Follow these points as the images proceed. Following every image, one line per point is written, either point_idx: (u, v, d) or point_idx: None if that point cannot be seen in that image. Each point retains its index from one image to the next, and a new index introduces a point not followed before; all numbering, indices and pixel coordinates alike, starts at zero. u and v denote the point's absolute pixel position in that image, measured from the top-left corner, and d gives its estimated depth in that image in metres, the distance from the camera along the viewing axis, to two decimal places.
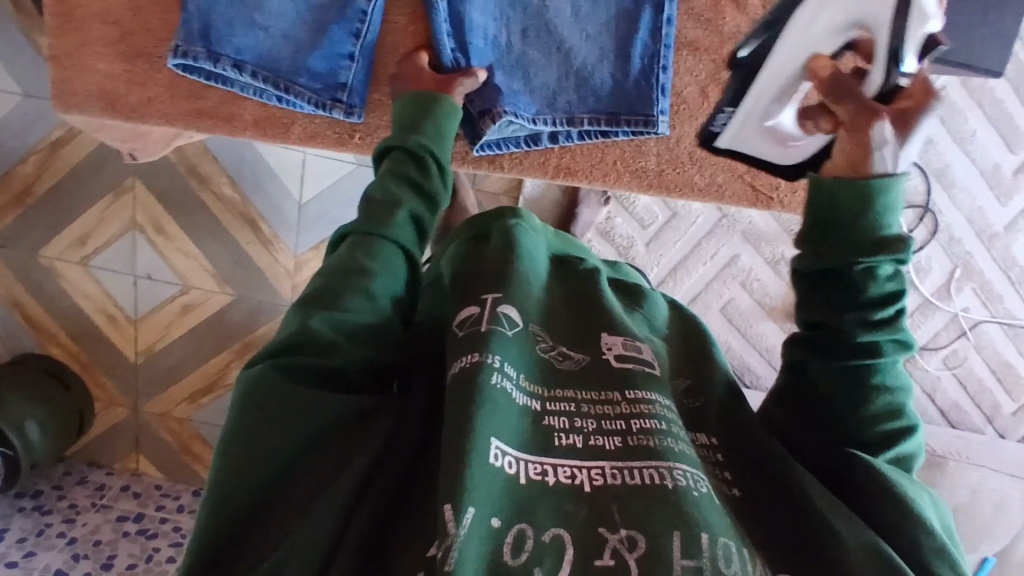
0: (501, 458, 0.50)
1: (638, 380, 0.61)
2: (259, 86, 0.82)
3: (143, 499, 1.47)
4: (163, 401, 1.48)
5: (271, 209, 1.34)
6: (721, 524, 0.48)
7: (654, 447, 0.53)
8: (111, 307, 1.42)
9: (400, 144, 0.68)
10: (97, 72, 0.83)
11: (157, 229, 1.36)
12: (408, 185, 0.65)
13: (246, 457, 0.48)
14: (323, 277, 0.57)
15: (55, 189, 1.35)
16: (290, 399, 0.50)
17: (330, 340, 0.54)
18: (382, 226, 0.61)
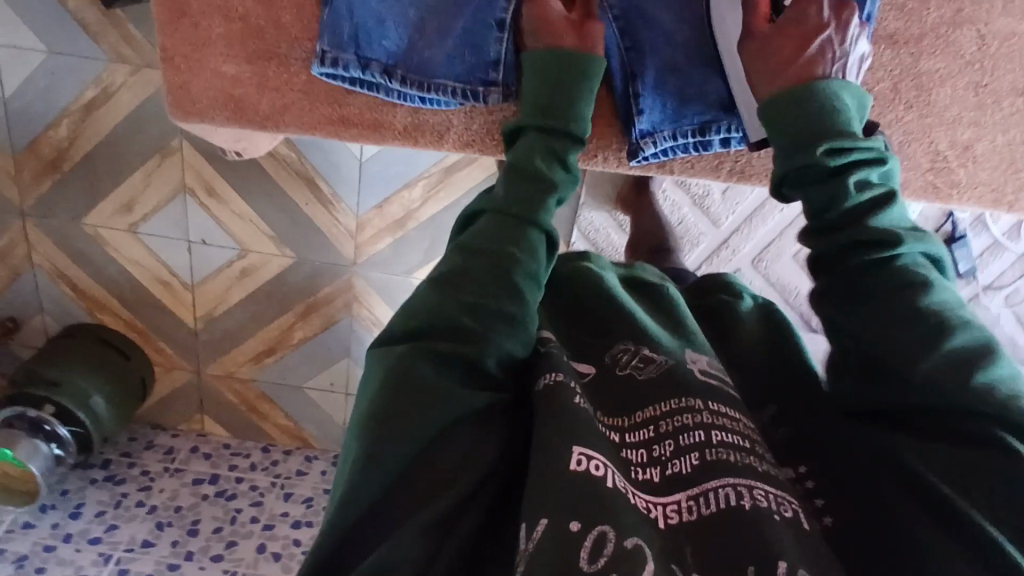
0: (572, 458, 0.41)
1: (721, 393, 0.49)
2: (412, 91, 0.75)
3: (215, 460, 1.49)
4: (227, 362, 1.46)
5: (329, 168, 1.27)
6: (804, 559, 0.38)
7: (732, 463, 0.43)
8: (166, 274, 1.38)
9: (544, 123, 0.58)
10: (222, 75, 0.78)
11: (208, 192, 1.30)
12: (556, 159, 0.54)
13: (370, 449, 0.41)
14: (466, 255, 0.47)
15: (91, 153, 1.27)
16: (426, 393, 0.42)
17: (472, 333, 0.44)
18: (524, 206, 0.50)
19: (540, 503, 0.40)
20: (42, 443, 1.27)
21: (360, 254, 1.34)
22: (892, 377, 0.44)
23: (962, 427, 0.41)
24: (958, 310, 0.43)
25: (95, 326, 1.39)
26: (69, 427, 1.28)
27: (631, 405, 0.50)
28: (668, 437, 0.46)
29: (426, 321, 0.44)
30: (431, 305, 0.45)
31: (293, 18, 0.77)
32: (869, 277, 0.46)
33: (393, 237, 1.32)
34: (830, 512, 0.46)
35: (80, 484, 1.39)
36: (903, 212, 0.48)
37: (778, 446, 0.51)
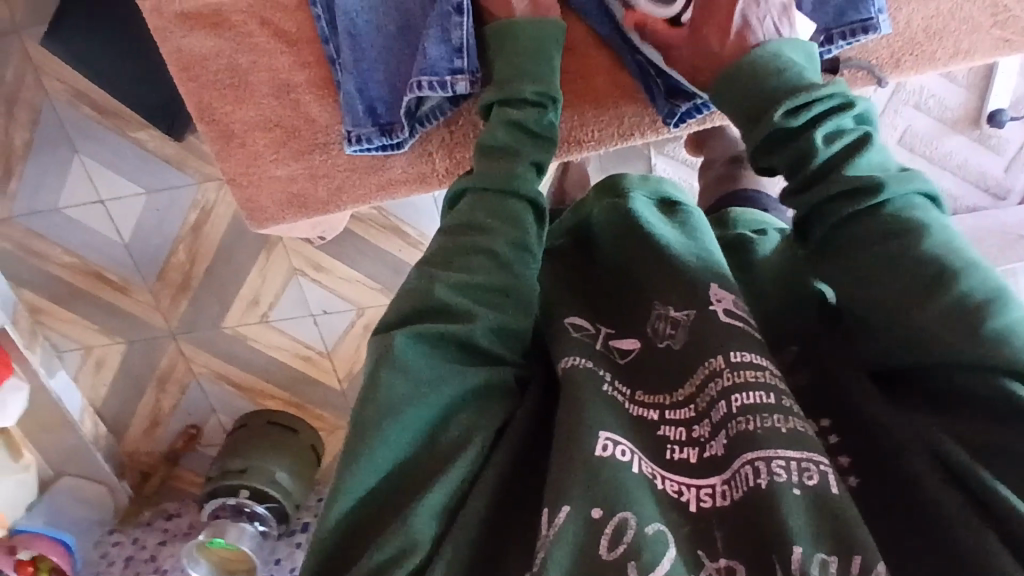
0: (596, 444, 0.47)
1: (745, 340, 0.52)
2: (428, 115, 0.80)
3: None
4: None
5: (410, 210, 1.33)
6: (808, 527, 0.43)
7: (754, 432, 0.47)
8: (304, 349, 1.51)
9: (505, 96, 0.65)
10: (279, 178, 0.87)
11: (315, 268, 1.41)
12: (522, 133, 0.62)
13: (366, 431, 0.46)
14: (448, 237, 0.56)
15: (209, 266, 1.42)
16: (415, 377, 0.48)
17: (466, 309, 0.51)
18: (504, 182, 0.57)
19: (566, 492, 0.46)
20: (247, 524, 1.43)
21: None
22: (900, 326, 0.47)
23: (969, 387, 0.44)
24: (962, 252, 0.47)
25: (262, 410, 1.54)
26: (266, 505, 1.44)
27: (662, 386, 0.55)
28: (703, 416, 0.51)
29: (424, 301, 0.51)
30: (424, 290, 0.52)
31: (320, 110, 0.84)
32: (855, 233, 0.50)
33: None
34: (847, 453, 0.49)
35: (289, 550, 1.55)
36: (881, 159, 0.52)
37: (804, 396, 0.53)
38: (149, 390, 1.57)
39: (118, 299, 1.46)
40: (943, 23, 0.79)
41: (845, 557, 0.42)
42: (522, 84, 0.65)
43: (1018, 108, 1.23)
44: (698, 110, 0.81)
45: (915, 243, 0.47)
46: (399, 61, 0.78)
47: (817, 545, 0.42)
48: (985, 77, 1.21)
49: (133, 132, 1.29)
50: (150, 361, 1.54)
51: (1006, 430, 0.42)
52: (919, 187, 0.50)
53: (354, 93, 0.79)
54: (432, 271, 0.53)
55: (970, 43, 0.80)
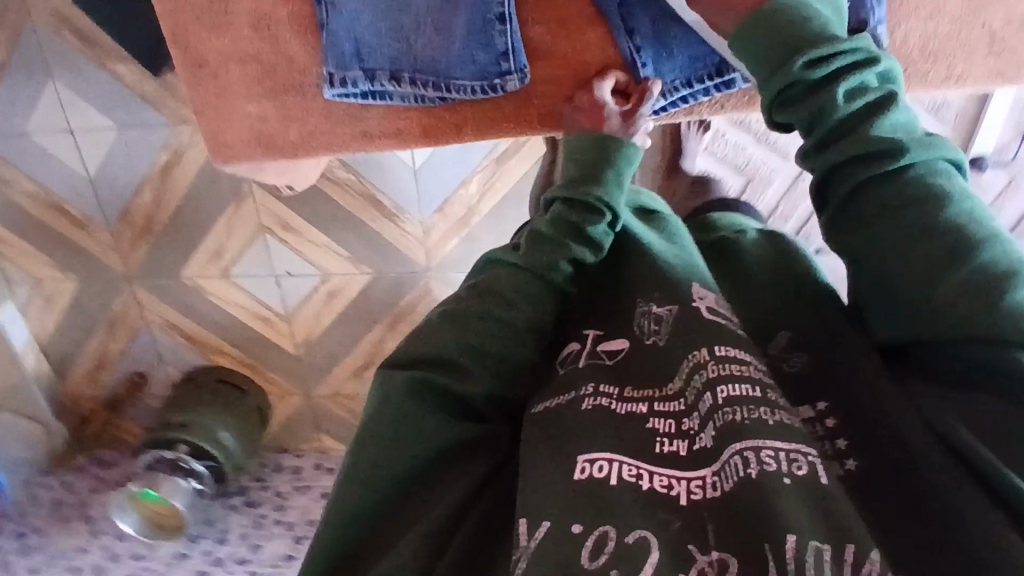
0: (577, 467, 0.48)
1: (729, 339, 0.53)
2: (424, 92, 0.80)
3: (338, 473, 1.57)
4: (333, 382, 1.54)
5: (388, 180, 1.30)
6: (806, 518, 0.42)
7: (741, 422, 0.47)
8: (263, 310, 1.47)
9: (569, 194, 0.62)
10: (249, 114, 0.83)
11: (285, 227, 1.37)
12: (574, 236, 0.60)
13: (360, 462, 0.51)
14: (468, 300, 0.58)
15: (176, 211, 1.38)
16: (410, 416, 0.53)
17: (466, 366, 0.55)
18: (537, 273, 0.59)
19: (543, 508, 0.46)
20: (182, 480, 1.40)
21: (432, 258, 1.38)
22: (918, 300, 0.50)
23: (977, 358, 0.47)
24: (985, 224, 0.50)
25: (215, 367, 1.51)
26: (204, 462, 1.40)
27: (648, 377, 0.55)
28: (692, 411, 0.51)
29: (427, 349, 0.56)
30: (426, 341, 0.56)
31: (298, 48, 0.80)
32: (882, 201, 0.52)
33: (459, 236, 1.35)
34: (852, 456, 0.50)
35: (223, 512, 1.52)
36: (903, 116, 0.54)
37: (807, 384, 0.55)
38: (99, 332, 1.52)
39: (77, 235, 1.41)
40: (938, 43, 0.79)
41: (839, 544, 0.41)
42: (589, 186, 0.62)
43: (1001, 155, 1.24)
44: (677, 102, 0.81)
45: (935, 215, 0.50)
46: (403, 16, 0.77)
47: (810, 533, 0.41)
48: (971, 121, 1.22)
49: (113, 63, 1.24)
50: (103, 303, 1.49)
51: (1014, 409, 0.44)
52: (946, 154, 0.53)
53: (342, 31, 0.77)
54: (444, 325, 0.56)
55: (963, 68, 0.81)
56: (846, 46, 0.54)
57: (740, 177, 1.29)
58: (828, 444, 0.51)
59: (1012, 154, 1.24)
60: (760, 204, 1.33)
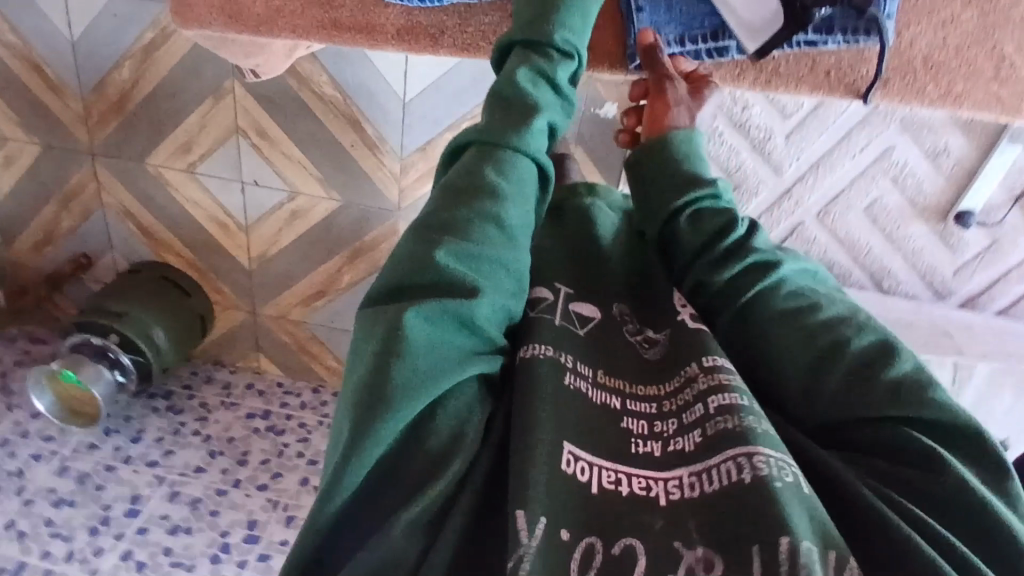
0: (568, 464, 0.45)
1: (715, 348, 0.52)
2: None
3: (268, 397, 1.54)
4: (281, 305, 1.50)
5: (374, 108, 1.26)
6: (806, 521, 0.40)
7: (733, 429, 0.45)
8: (223, 215, 1.42)
9: (527, 37, 0.59)
10: None
11: (261, 135, 1.32)
12: (540, 78, 0.57)
13: (351, 422, 0.44)
14: (442, 198, 0.52)
15: (152, 94, 1.32)
16: (413, 358, 0.45)
17: (469, 285, 0.48)
18: (500, 137, 0.54)
19: (533, 499, 0.42)
20: (106, 370, 1.34)
21: (404, 198, 1.34)
22: (813, 378, 0.52)
23: (938, 433, 0.48)
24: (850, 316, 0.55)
25: (162, 265, 1.47)
26: (131, 356, 1.35)
27: (623, 374, 0.54)
28: (671, 415, 0.50)
29: (411, 268, 0.48)
30: (414, 262, 0.49)
31: None
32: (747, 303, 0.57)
33: None
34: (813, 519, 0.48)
35: (142, 412, 1.48)
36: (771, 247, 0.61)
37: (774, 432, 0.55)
38: (51, 204, 1.46)
39: (45, 98, 1.35)
40: None
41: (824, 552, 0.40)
42: (546, 24, 0.58)
43: (988, 216, 1.23)
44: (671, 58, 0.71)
45: (811, 319, 0.54)
46: None
47: (780, 531, 0.39)
48: (968, 174, 1.20)
49: None
50: (60, 174, 1.43)
51: (919, 474, 0.47)
52: (793, 265, 0.59)
53: None
54: (429, 235, 0.50)
55: None
56: (682, 147, 0.65)
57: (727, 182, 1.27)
58: None
59: (999, 217, 1.23)
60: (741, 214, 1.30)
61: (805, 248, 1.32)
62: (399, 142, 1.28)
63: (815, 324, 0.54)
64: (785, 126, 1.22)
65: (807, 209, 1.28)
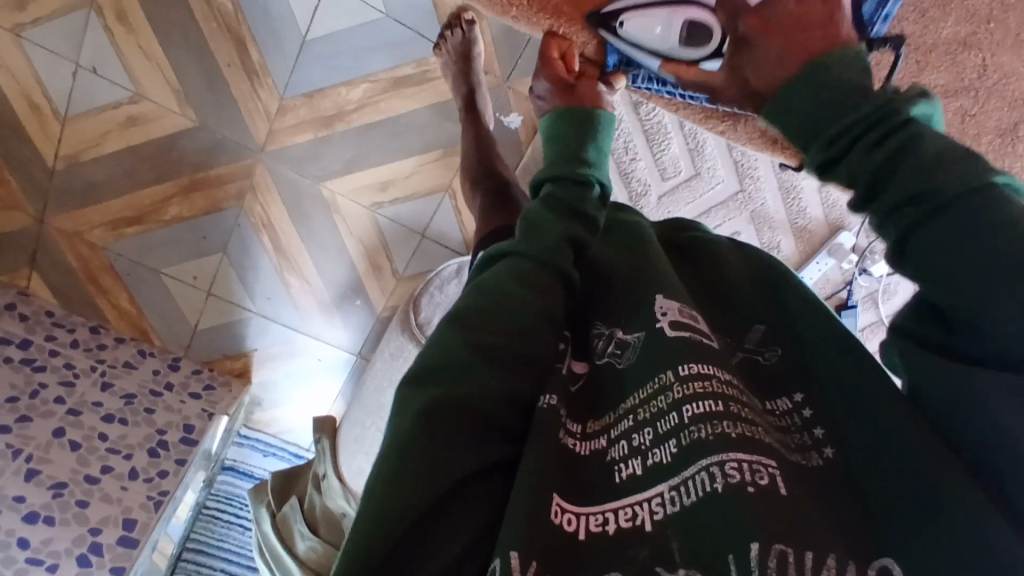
0: (556, 513, 0.41)
1: (696, 353, 0.45)
2: None
3: (32, 325, 1.28)
4: (78, 219, 1.27)
5: (269, 35, 1.13)
6: (755, 517, 0.37)
7: (707, 439, 0.40)
8: (37, 93, 1.16)
9: (553, 168, 0.59)
10: None
11: (118, 16, 1.11)
12: (566, 209, 0.55)
13: (379, 499, 0.39)
14: (478, 297, 0.49)
15: None
16: (433, 444, 0.41)
17: (477, 372, 0.44)
18: (542, 250, 0.51)
19: (520, 538, 0.38)
20: None
21: (272, 141, 1.21)
22: (990, 227, 0.37)
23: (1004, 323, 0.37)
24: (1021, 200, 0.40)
25: None
26: None
27: (605, 408, 0.48)
28: (647, 425, 0.44)
29: (436, 358, 0.45)
30: (439, 347, 0.46)
31: None
32: (900, 164, 0.42)
33: (315, 134, 1.21)
34: (831, 445, 0.43)
35: None
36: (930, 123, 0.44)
37: (776, 381, 0.48)
38: None
39: None
40: None
41: (797, 550, 0.36)
42: (575, 163, 0.60)
43: None
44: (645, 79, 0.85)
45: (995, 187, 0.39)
46: None
47: (773, 534, 0.36)
48: None
49: None
50: None
51: None
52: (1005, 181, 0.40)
53: None
54: (463, 326, 0.46)
55: None
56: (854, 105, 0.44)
57: None
58: (804, 435, 0.44)
59: None
60: None
61: None
62: (284, 80, 1.16)
63: (986, 180, 0.39)
64: (653, 153, 1.27)
65: None
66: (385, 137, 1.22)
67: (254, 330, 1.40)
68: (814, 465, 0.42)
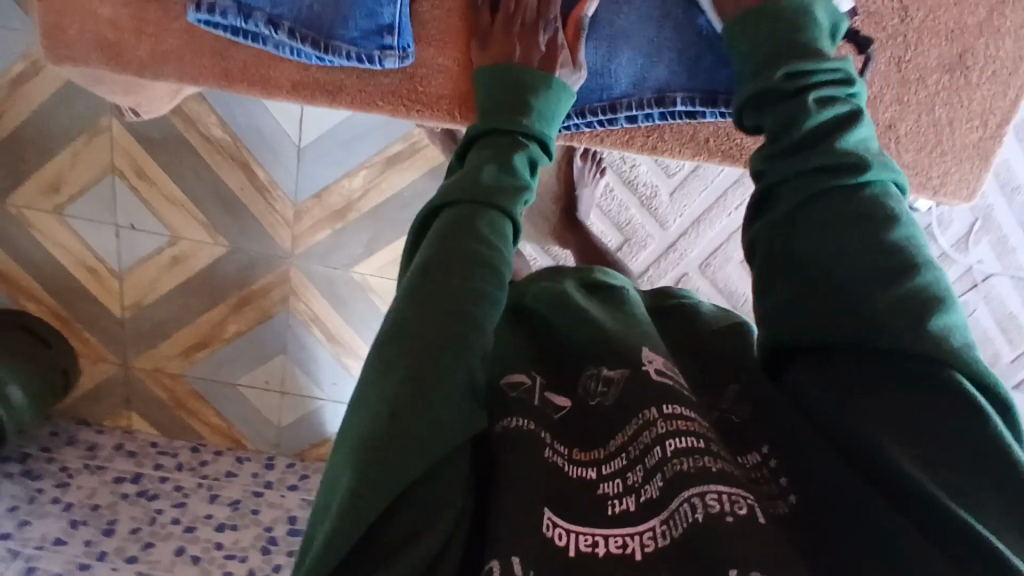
0: (546, 528, 0.40)
1: (678, 396, 0.46)
2: (301, 47, 0.69)
3: (140, 458, 1.43)
4: (154, 356, 1.40)
5: (268, 153, 1.23)
6: (738, 545, 0.36)
7: (688, 473, 0.40)
8: (92, 259, 1.31)
9: (498, 121, 0.58)
10: (98, 18, 0.70)
11: (139, 174, 1.24)
12: (512, 167, 0.54)
13: (359, 468, 0.39)
14: (438, 246, 0.48)
15: (17, 130, 1.22)
16: (417, 410, 0.40)
17: (450, 315, 0.44)
18: (482, 190, 0.51)
19: (511, 542, 0.39)
20: None
21: (298, 245, 1.30)
22: (878, 269, 0.45)
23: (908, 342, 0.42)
24: (920, 241, 0.47)
25: (20, 311, 1.32)
26: None
27: (596, 441, 0.48)
28: (636, 462, 0.44)
29: (406, 315, 0.44)
30: (412, 306, 0.44)
31: None
32: (810, 178, 0.50)
33: (333, 228, 1.29)
34: (796, 490, 0.42)
35: None
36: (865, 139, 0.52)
37: (751, 431, 0.47)
38: None
39: None
40: None
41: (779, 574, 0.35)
42: (521, 117, 0.59)
43: None
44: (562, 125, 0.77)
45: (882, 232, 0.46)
46: None
47: (748, 561, 0.36)
48: None
49: None
50: None
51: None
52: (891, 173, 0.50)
53: None
54: (433, 274, 0.46)
55: None
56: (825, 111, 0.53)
57: (618, 235, 1.34)
58: (770, 482, 0.44)
59: None
60: (631, 264, 1.36)
61: None
62: (293, 188, 1.26)
63: (858, 205, 0.48)
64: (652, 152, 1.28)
65: (691, 260, 1.36)
66: (395, 213, 1.28)
67: (331, 415, 1.47)
68: (781, 511, 0.42)
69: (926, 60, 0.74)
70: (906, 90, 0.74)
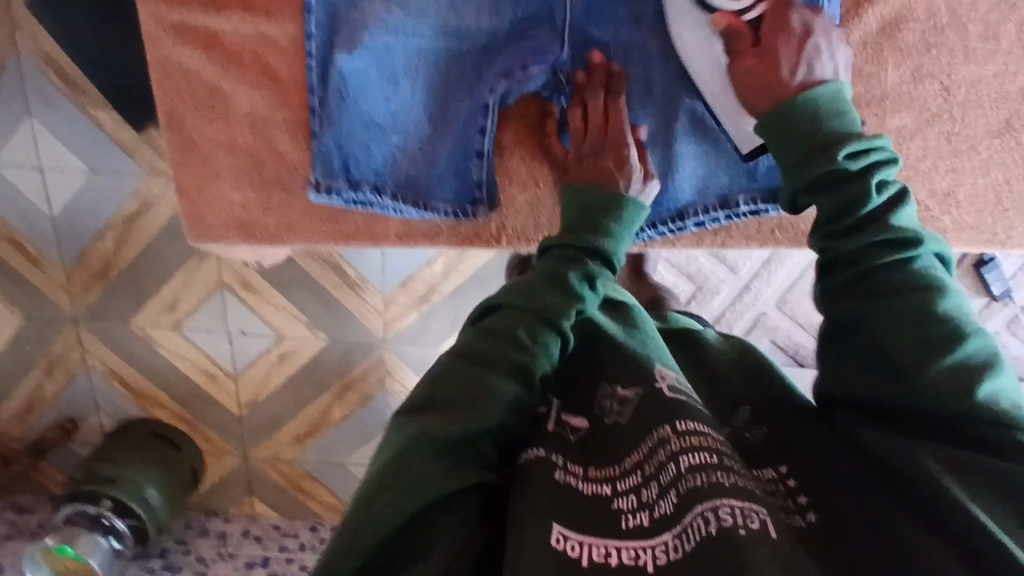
0: (558, 540, 0.46)
1: (691, 414, 0.52)
2: (404, 207, 0.84)
3: (265, 541, 1.55)
4: (270, 446, 1.52)
5: (356, 252, 1.34)
6: (760, 556, 0.41)
7: (703, 487, 0.46)
8: (210, 366, 1.45)
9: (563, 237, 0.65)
10: (232, 203, 0.87)
11: (245, 286, 1.38)
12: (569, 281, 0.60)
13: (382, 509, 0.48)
14: (483, 336, 0.57)
15: (135, 261, 1.37)
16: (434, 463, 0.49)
17: (490, 391, 0.53)
18: (536, 303, 0.58)
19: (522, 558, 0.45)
20: (103, 536, 1.32)
21: (390, 330, 1.40)
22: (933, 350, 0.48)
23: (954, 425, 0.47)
24: (968, 317, 0.49)
25: (150, 420, 1.46)
26: (127, 520, 1.33)
27: (609, 458, 0.54)
28: (651, 479, 0.50)
29: (452, 389, 0.53)
30: (455, 376, 0.54)
31: (292, 148, 0.83)
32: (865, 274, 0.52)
33: (420, 311, 1.38)
34: (814, 510, 0.50)
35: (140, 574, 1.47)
36: (910, 215, 0.54)
37: (757, 452, 0.56)
38: (34, 371, 1.46)
39: (30, 272, 1.39)
40: None
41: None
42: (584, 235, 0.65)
43: None
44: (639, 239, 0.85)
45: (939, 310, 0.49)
46: (389, 135, 0.81)
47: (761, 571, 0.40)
48: None
49: (92, 109, 1.26)
50: (44, 341, 1.44)
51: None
52: (936, 247, 0.53)
53: (333, 146, 0.81)
54: (476, 358, 0.55)
55: None
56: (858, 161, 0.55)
57: (690, 284, 1.37)
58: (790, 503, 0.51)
59: None
60: (707, 310, 1.39)
61: (770, 333, 1.41)
62: (381, 279, 1.35)
63: (922, 288, 0.50)
64: None
65: (766, 299, 1.38)
66: (475, 291, 1.36)
67: None
68: (799, 525, 0.49)
69: (975, 129, 0.80)
70: (958, 159, 0.81)
